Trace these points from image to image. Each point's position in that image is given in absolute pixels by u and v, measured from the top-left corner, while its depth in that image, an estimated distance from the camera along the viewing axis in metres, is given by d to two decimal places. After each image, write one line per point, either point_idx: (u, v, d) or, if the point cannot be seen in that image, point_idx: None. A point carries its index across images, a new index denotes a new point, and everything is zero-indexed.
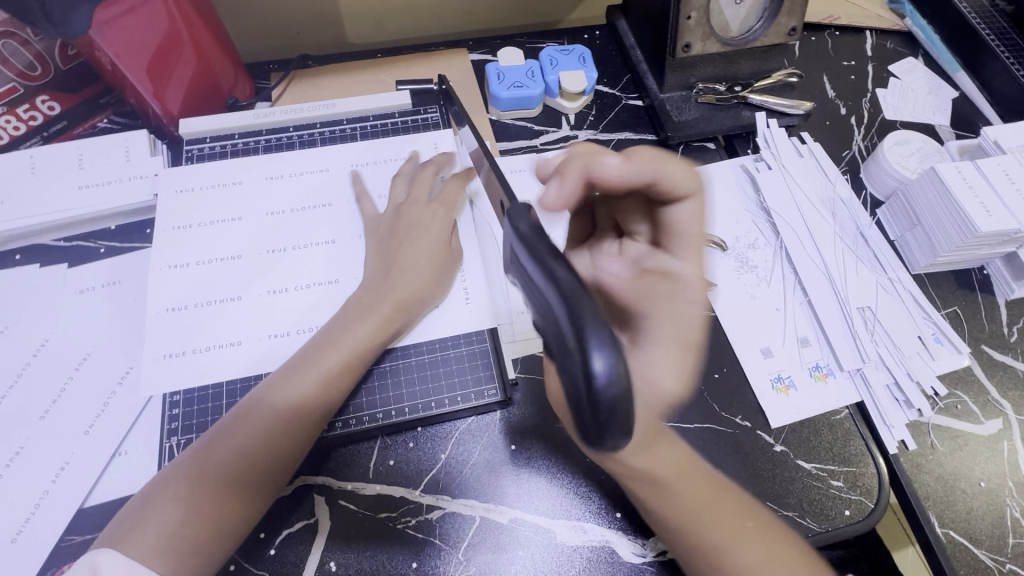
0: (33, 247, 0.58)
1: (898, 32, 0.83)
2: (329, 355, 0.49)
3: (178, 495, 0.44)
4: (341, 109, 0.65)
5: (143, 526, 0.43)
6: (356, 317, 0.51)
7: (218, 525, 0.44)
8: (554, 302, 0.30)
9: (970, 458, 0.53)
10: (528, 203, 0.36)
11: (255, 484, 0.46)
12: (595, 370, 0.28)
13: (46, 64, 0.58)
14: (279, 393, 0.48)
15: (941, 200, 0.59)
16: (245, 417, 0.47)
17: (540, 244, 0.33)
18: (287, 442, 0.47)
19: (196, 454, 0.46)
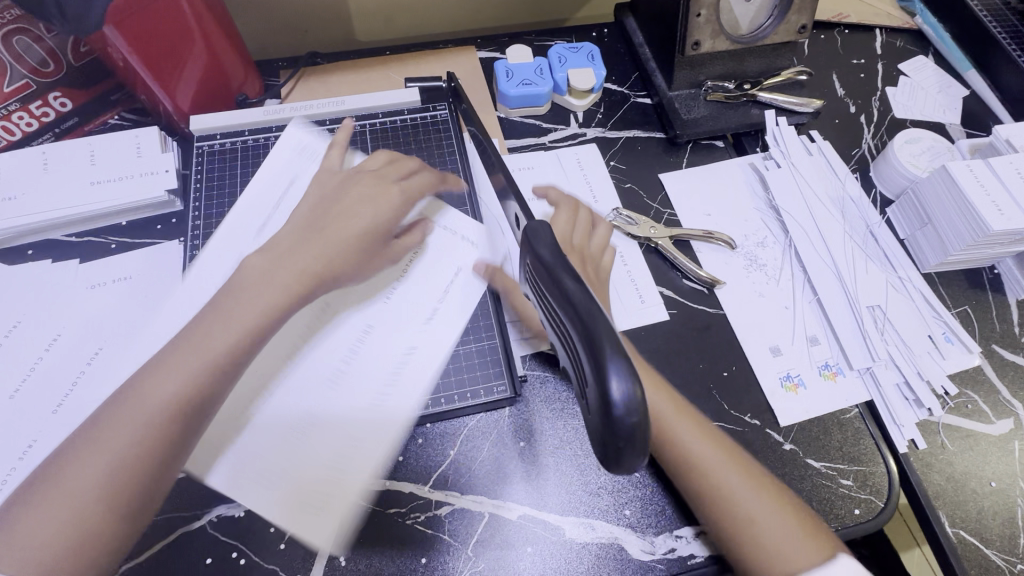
0: (45, 242, 0.59)
1: (908, 30, 0.82)
2: (221, 321, 0.44)
3: (41, 508, 0.38)
4: (350, 106, 0.66)
5: (4, 543, 0.37)
6: (257, 283, 0.46)
7: (90, 537, 0.38)
8: (573, 328, 0.29)
9: (981, 458, 0.53)
10: (545, 220, 0.35)
11: (132, 486, 0.39)
12: (613, 398, 0.27)
13: (59, 60, 0.59)
14: (155, 377, 0.41)
15: (952, 199, 0.59)
16: (115, 408, 0.41)
17: (557, 263, 0.32)
18: (169, 434, 0.40)
19: (63, 458, 0.40)
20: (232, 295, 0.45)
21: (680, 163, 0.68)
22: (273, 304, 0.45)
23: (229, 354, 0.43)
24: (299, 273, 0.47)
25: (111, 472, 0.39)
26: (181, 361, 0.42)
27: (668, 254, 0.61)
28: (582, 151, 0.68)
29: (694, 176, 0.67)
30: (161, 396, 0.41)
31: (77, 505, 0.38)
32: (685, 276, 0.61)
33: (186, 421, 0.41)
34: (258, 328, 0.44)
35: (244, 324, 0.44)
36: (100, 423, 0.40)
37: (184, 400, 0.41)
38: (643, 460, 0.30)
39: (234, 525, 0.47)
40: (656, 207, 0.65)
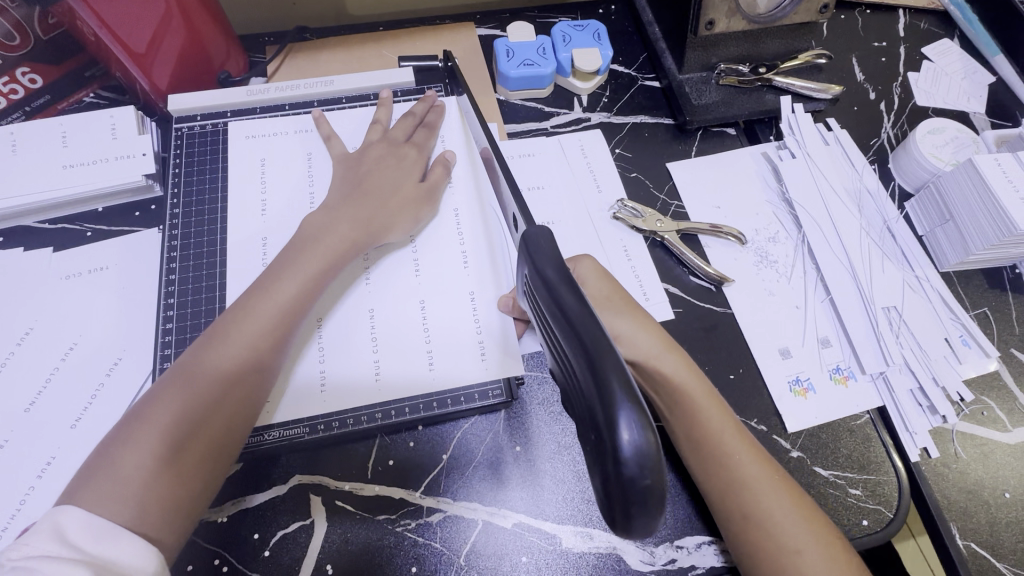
0: (16, 229, 0.56)
1: (933, 11, 0.78)
2: (292, 273, 0.47)
3: (134, 441, 0.38)
4: (340, 87, 0.62)
5: (102, 481, 0.37)
6: (320, 235, 0.49)
7: (186, 471, 0.39)
8: (577, 363, 0.28)
9: (995, 469, 0.51)
10: (545, 232, 0.32)
11: (223, 423, 0.41)
12: (622, 445, 0.25)
13: (26, 34, 0.55)
14: (237, 320, 0.44)
15: (976, 194, 0.55)
16: (201, 350, 0.43)
17: (562, 289, 0.29)
18: (252, 371, 0.43)
19: (149, 400, 0.40)
20: (297, 247, 0.49)
21: (689, 152, 0.65)
22: (335, 251, 0.49)
23: (297, 296, 0.46)
24: (355, 225, 0.50)
25: (207, 407, 0.41)
26: (256, 306, 0.45)
27: (674, 248, 0.58)
28: (586, 138, 0.64)
29: (704, 166, 0.64)
30: (251, 343, 0.44)
31: (171, 440, 0.39)
32: (691, 273, 0.58)
33: (264, 356, 0.44)
34: (323, 274, 0.48)
35: (310, 274, 0.47)
36: (185, 365, 0.42)
37: (267, 339, 0.44)
38: (657, 520, 0.27)
39: (214, 531, 0.45)
40: (662, 199, 0.62)
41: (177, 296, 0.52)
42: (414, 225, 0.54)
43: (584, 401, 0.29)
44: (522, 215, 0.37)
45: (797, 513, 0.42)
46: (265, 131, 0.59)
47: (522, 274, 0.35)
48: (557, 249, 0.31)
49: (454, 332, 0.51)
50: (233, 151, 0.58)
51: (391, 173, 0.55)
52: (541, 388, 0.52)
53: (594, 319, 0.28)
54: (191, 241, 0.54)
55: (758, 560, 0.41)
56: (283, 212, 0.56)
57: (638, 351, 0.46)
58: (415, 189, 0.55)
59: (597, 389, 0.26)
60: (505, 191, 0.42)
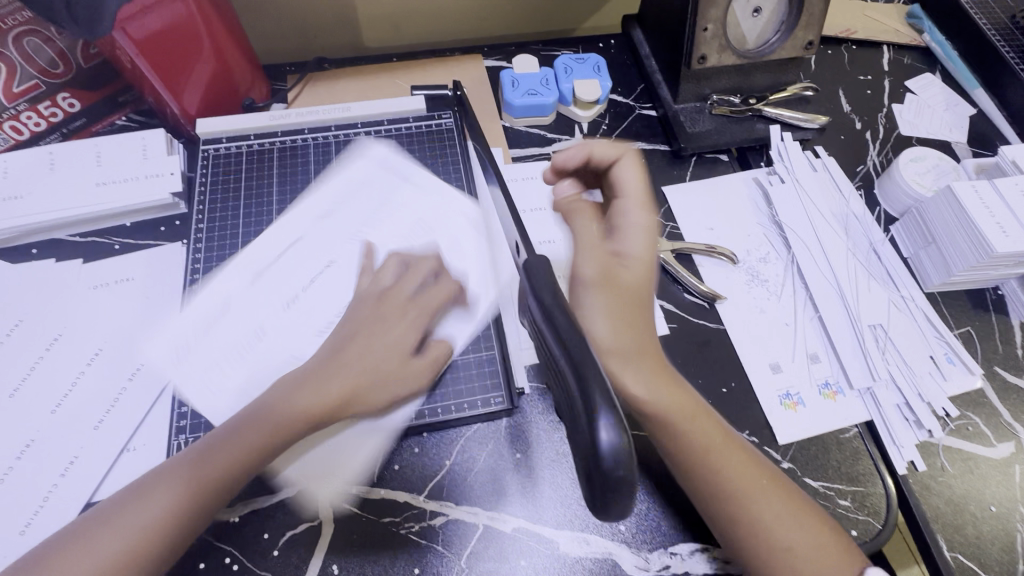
0: (49, 241, 0.59)
1: (916, 47, 0.83)
2: (310, 391, 0.45)
3: (65, 566, 0.38)
4: (356, 113, 0.66)
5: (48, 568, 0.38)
6: (348, 348, 0.48)
7: None
8: (565, 369, 0.30)
9: (980, 481, 0.53)
10: (546, 257, 0.36)
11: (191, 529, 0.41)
12: (600, 442, 0.28)
13: (68, 62, 0.60)
14: (234, 438, 0.43)
15: (956, 218, 0.58)
16: (154, 481, 0.42)
17: (557, 312, 0.32)
18: (223, 492, 0.42)
19: (95, 520, 0.40)
20: (320, 364, 0.47)
21: (684, 177, 0.68)
22: (353, 374, 0.46)
23: (308, 424, 0.44)
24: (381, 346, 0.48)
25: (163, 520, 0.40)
26: (253, 435, 0.43)
27: (670, 267, 0.61)
28: None
29: (698, 190, 0.67)
30: (234, 463, 0.42)
31: (101, 572, 0.38)
32: (686, 290, 0.61)
33: (222, 493, 0.42)
34: (322, 417, 0.45)
35: (301, 416, 0.44)
36: (158, 483, 0.42)
37: (225, 481, 0.42)
38: (630, 507, 0.30)
39: (227, 530, 0.47)
40: (658, 220, 0.65)
41: (200, 304, 0.55)
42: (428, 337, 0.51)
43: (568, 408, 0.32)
44: (522, 241, 0.40)
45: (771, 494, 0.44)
46: (284, 159, 0.63)
47: (524, 300, 0.37)
48: (552, 276, 0.35)
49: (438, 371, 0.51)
50: (259, 172, 0.62)
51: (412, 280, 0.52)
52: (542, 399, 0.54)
53: (568, 316, 0.32)
54: (213, 255, 0.58)
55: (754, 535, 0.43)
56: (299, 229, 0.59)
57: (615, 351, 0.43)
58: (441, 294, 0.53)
59: (581, 400, 0.29)
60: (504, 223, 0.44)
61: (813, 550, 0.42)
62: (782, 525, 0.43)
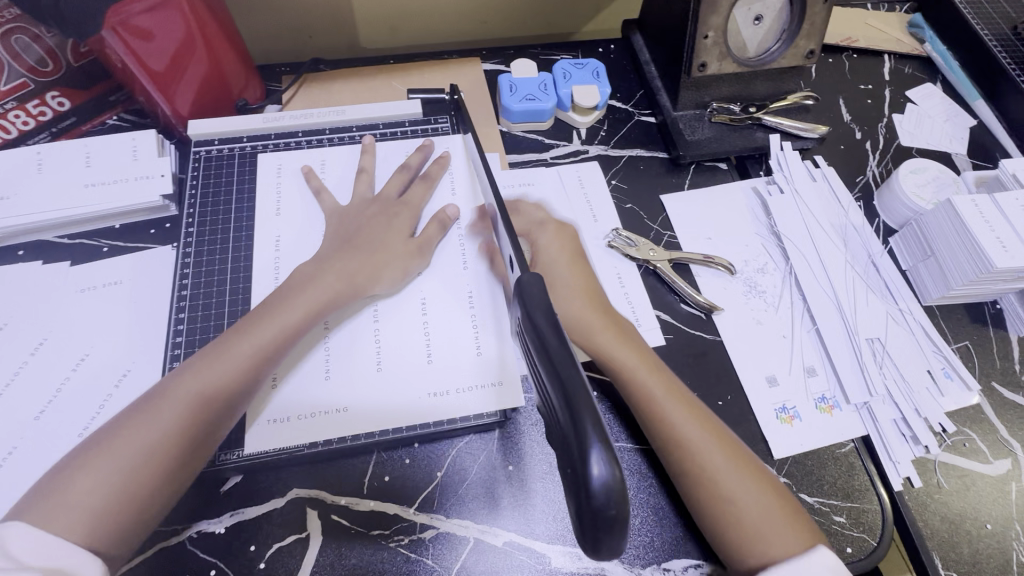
0: (37, 243, 0.58)
1: (917, 57, 0.82)
2: (293, 303, 0.50)
3: (89, 466, 0.40)
4: (352, 116, 0.65)
5: (56, 499, 0.38)
6: (319, 271, 0.52)
7: (140, 503, 0.40)
8: (558, 402, 0.30)
9: (977, 498, 0.52)
10: (540, 276, 0.35)
11: (203, 440, 0.43)
12: (592, 476, 0.28)
13: (57, 60, 0.59)
14: (219, 353, 0.46)
15: (955, 233, 0.58)
16: (168, 386, 0.44)
17: (547, 330, 0.32)
18: (223, 394, 0.44)
19: (115, 427, 0.42)
20: (286, 289, 0.51)
21: (682, 185, 0.68)
22: (328, 294, 0.51)
23: (296, 327, 0.49)
24: (343, 277, 0.52)
25: (177, 427, 0.42)
26: (237, 345, 0.47)
27: (666, 277, 0.60)
28: (583, 169, 0.67)
29: (696, 199, 0.66)
30: (231, 365, 0.45)
31: (134, 467, 0.40)
32: (682, 300, 0.60)
33: (237, 389, 0.45)
34: (303, 322, 0.49)
35: (289, 321, 0.49)
36: (153, 398, 0.43)
37: (235, 378, 0.45)
38: (624, 542, 0.29)
39: (213, 542, 0.46)
40: (656, 229, 0.64)
41: (188, 310, 0.54)
42: (401, 278, 0.55)
43: (561, 439, 0.31)
44: (517, 258, 0.39)
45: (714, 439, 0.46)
46: (277, 161, 0.62)
47: (517, 320, 0.37)
48: (547, 295, 0.34)
49: (403, 343, 0.53)
50: (251, 174, 0.61)
51: (379, 231, 0.56)
52: (535, 411, 0.53)
53: (562, 338, 0.32)
54: (202, 259, 0.57)
55: (699, 480, 0.44)
56: (294, 234, 0.58)
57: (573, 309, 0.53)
58: (405, 244, 0.56)
59: (572, 428, 0.29)
60: (506, 243, 0.43)
61: (766, 518, 0.42)
62: (732, 480, 0.44)
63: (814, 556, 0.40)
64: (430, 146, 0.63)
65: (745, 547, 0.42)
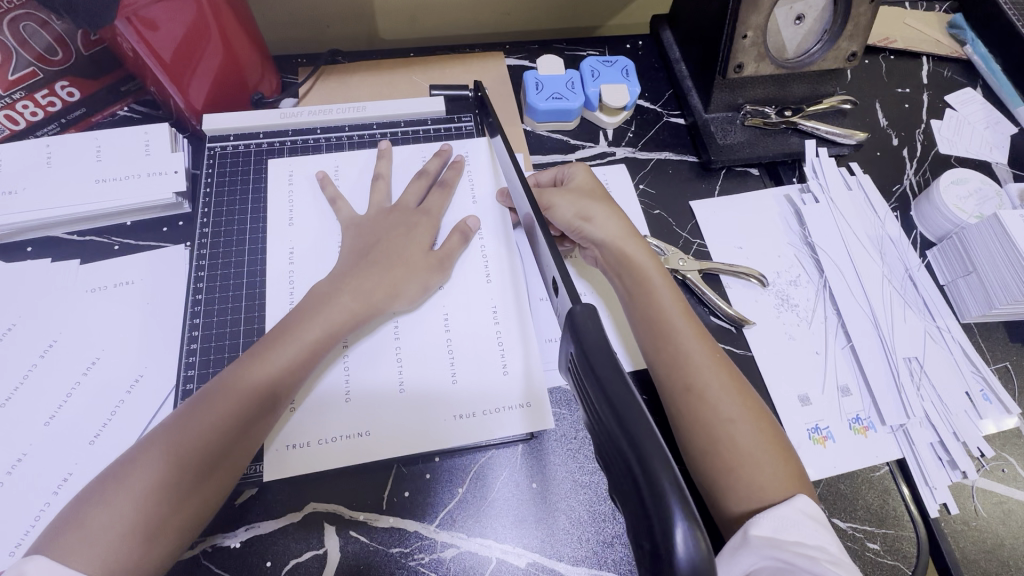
0: (45, 240, 0.56)
1: (957, 60, 0.79)
2: (309, 325, 0.47)
3: (110, 498, 0.38)
4: (372, 113, 0.62)
5: (73, 533, 0.37)
6: (333, 290, 0.50)
7: (156, 539, 0.38)
8: (627, 457, 0.28)
9: (1016, 528, 0.50)
10: (592, 308, 0.33)
11: (220, 473, 0.41)
12: (676, 552, 0.25)
13: (67, 48, 0.56)
14: (236, 381, 0.44)
15: (1000, 249, 0.55)
16: (186, 415, 0.42)
17: (610, 378, 0.30)
18: (240, 426, 0.43)
19: (135, 455, 0.40)
20: (303, 308, 0.49)
21: (712, 191, 0.65)
22: (343, 317, 0.49)
23: (313, 350, 0.47)
24: (358, 297, 0.50)
25: (192, 458, 0.40)
26: (254, 371, 0.45)
27: (696, 288, 0.58)
28: (610, 173, 0.65)
29: (728, 206, 0.64)
30: (247, 393, 0.43)
31: (150, 500, 0.39)
32: (712, 312, 0.58)
33: (257, 414, 0.43)
34: (323, 340, 0.47)
35: (308, 341, 0.47)
36: (170, 429, 0.41)
37: (254, 405, 0.43)
38: None
39: (228, 557, 0.45)
40: (685, 237, 0.62)
41: (203, 316, 0.52)
42: (421, 294, 0.52)
43: (629, 494, 0.29)
44: (563, 283, 0.37)
45: (723, 375, 0.47)
46: (296, 157, 0.60)
47: (568, 355, 0.35)
48: (605, 334, 0.32)
49: (425, 361, 0.51)
50: (269, 171, 0.59)
51: (401, 243, 0.54)
52: (559, 427, 0.51)
53: (627, 387, 0.29)
54: (217, 261, 0.55)
55: (700, 407, 0.46)
56: (312, 237, 0.56)
57: (607, 231, 0.54)
58: (427, 257, 0.53)
59: (650, 493, 0.26)
60: (541, 247, 0.42)
61: (758, 453, 0.44)
62: (739, 423, 0.45)
63: (796, 499, 0.42)
64: (447, 152, 0.61)
65: (727, 481, 0.43)
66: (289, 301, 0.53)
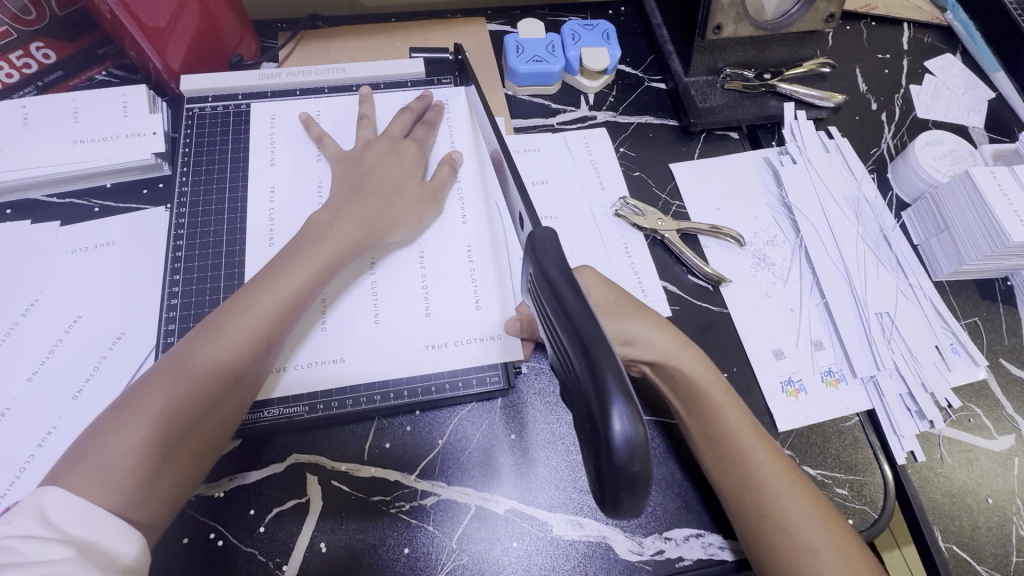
0: (25, 202, 0.56)
1: (938, 26, 0.79)
2: (310, 257, 0.47)
3: (123, 427, 0.38)
4: (352, 75, 0.62)
5: (85, 464, 0.37)
6: (333, 221, 0.49)
7: (172, 466, 0.39)
8: (574, 356, 0.30)
9: (979, 474, 0.52)
10: (552, 232, 0.35)
11: (228, 403, 0.42)
12: (614, 435, 0.28)
13: (41, 8, 0.55)
14: (240, 314, 0.44)
15: (972, 207, 0.56)
16: (197, 345, 0.42)
17: (567, 292, 0.31)
18: (250, 358, 0.43)
19: (142, 388, 0.40)
20: (303, 240, 0.48)
21: (693, 154, 0.66)
22: (343, 246, 0.48)
23: (315, 283, 0.47)
24: (360, 224, 0.50)
25: (201, 392, 0.41)
26: (257, 304, 0.44)
27: (674, 247, 0.59)
28: (591, 135, 0.65)
29: (707, 169, 0.65)
30: (250, 328, 0.43)
31: (161, 430, 0.39)
32: (689, 272, 0.59)
33: (265, 350, 0.44)
34: (325, 272, 0.47)
35: (315, 272, 0.47)
36: (175, 362, 0.41)
37: (261, 338, 0.44)
38: (643, 502, 0.29)
39: (212, 505, 0.46)
40: (664, 198, 0.63)
41: (183, 273, 0.53)
42: (415, 225, 0.53)
43: (577, 394, 0.31)
44: (528, 214, 0.39)
45: (802, 498, 0.44)
46: (276, 116, 0.60)
47: (527, 274, 0.37)
48: (561, 252, 0.34)
49: (402, 303, 0.51)
50: (249, 132, 0.59)
51: (380, 177, 0.53)
52: (536, 380, 0.52)
53: (583, 300, 0.31)
54: (197, 220, 0.55)
55: (791, 549, 0.42)
56: (291, 194, 0.56)
57: (655, 350, 0.48)
58: (420, 188, 0.54)
59: (593, 383, 0.28)
60: (511, 189, 0.43)
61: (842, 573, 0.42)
62: (814, 532, 0.43)
63: None
64: (428, 98, 0.61)
65: None
66: (269, 244, 0.54)
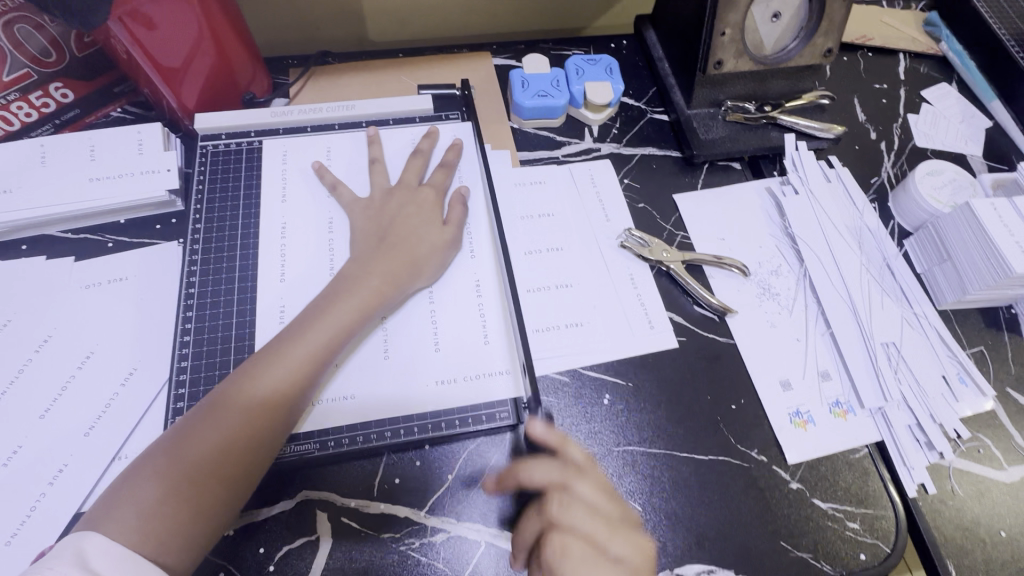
0: (40, 238, 0.57)
1: (933, 56, 0.81)
2: (340, 308, 0.48)
3: (157, 472, 0.39)
4: (361, 111, 0.63)
5: (119, 509, 0.38)
6: (356, 271, 0.51)
7: (198, 514, 0.39)
8: None
9: (991, 506, 0.52)
10: None
11: (259, 452, 0.42)
12: None
13: (61, 50, 0.58)
14: (271, 363, 0.45)
15: (974, 237, 0.57)
16: (231, 390, 0.44)
17: None
18: (279, 408, 0.44)
19: (178, 435, 0.42)
20: (334, 290, 0.50)
21: (696, 184, 0.67)
22: (371, 296, 0.50)
23: (344, 333, 0.48)
24: (386, 276, 0.51)
25: (232, 440, 0.41)
26: (289, 353, 0.45)
27: (679, 278, 0.59)
28: (596, 167, 0.66)
29: (710, 200, 0.65)
30: (281, 377, 0.44)
31: (192, 477, 0.40)
32: (696, 302, 0.59)
33: (294, 393, 0.45)
34: (354, 323, 0.49)
35: (342, 320, 0.48)
36: (210, 409, 0.43)
37: (292, 386, 0.44)
38: None
39: (221, 544, 0.45)
40: (669, 229, 0.64)
41: (196, 308, 0.53)
42: (440, 269, 0.54)
43: None
44: None
45: None
46: (287, 152, 0.61)
47: None
48: None
49: (412, 338, 0.52)
50: (260, 168, 0.60)
51: (390, 218, 0.55)
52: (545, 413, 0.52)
53: None
54: (209, 255, 0.56)
55: None
56: (302, 229, 0.57)
57: None
58: (442, 230, 0.55)
59: None
60: None
61: None
62: None
63: None
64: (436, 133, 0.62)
65: None
66: (281, 279, 0.54)
